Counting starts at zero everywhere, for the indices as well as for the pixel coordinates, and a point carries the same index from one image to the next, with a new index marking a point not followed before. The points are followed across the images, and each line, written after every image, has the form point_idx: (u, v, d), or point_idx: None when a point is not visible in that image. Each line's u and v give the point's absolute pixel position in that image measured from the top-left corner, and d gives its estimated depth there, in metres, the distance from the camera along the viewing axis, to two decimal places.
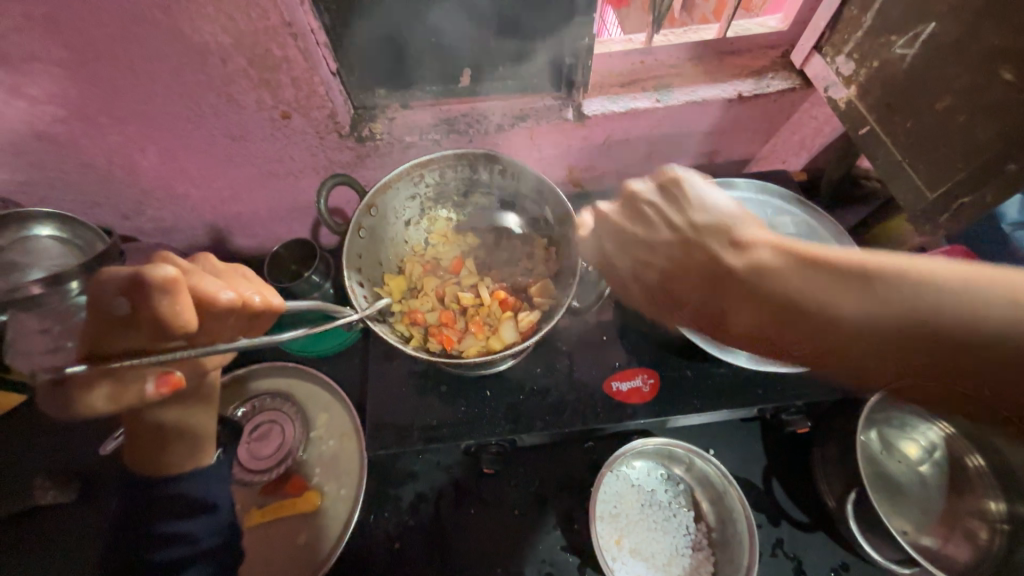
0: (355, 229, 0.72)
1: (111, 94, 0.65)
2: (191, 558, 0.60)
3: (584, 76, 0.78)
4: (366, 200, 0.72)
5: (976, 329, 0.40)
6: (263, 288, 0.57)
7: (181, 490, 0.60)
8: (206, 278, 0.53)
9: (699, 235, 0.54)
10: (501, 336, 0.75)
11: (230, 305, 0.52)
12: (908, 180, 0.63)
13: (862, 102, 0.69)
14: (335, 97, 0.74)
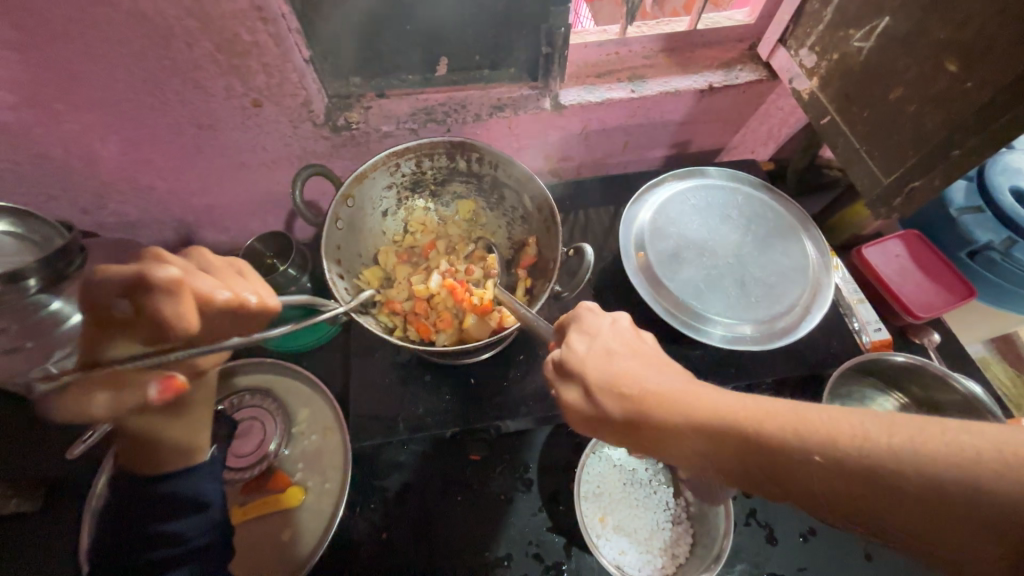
0: (333, 221, 0.71)
1: (68, 80, 0.62)
2: (181, 558, 0.57)
3: (560, 66, 0.79)
4: (343, 191, 0.70)
5: (943, 479, 0.31)
6: (261, 288, 0.58)
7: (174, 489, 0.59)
8: (203, 279, 0.55)
9: (615, 351, 0.49)
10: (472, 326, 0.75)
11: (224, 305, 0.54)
12: (866, 167, 0.67)
13: (824, 93, 0.73)
14: (308, 85, 0.72)
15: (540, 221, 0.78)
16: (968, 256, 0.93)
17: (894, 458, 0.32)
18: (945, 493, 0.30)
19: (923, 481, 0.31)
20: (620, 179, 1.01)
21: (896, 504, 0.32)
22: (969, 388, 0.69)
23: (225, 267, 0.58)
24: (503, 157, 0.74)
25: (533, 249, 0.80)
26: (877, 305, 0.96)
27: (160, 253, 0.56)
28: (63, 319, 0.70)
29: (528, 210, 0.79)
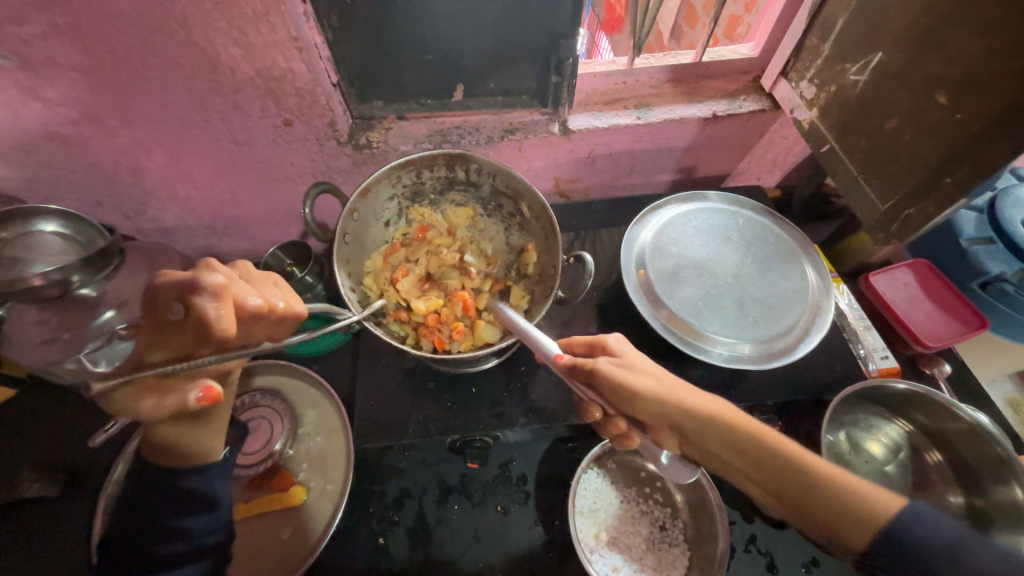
0: (341, 236, 0.76)
1: (124, 99, 0.69)
2: (188, 554, 0.60)
3: (569, 94, 0.84)
4: (349, 206, 0.75)
5: (838, 493, 0.41)
6: (289, 296, 0.60)
7: (187, 485, 0.60)
8: (242, 286, 0.55)
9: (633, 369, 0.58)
10: (482, 330, 0.78)
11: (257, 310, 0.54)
12: (863, 193, 0.69)
13: (823, 122, 0.75)
14: (335, 107, 0.78)
15: (538, 228, 0.82)
16: (980, 287, 0.92)
17: (817, 479, 0.42)
18: (840, 507, 0.41)
19: (834, 499, 0.41)
20: (626, 201, 1.04)
21: (804, 509, 0.43)
22: (975, 417, 0.70)
23: (263, 277, 0.60)
24: (501, 168, 0.79)
25: (532, 254, 0.84)
26: (885, 334, 0.95)
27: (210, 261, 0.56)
28: (98, 314, 0.75)
29: (525, 216, 0.84)
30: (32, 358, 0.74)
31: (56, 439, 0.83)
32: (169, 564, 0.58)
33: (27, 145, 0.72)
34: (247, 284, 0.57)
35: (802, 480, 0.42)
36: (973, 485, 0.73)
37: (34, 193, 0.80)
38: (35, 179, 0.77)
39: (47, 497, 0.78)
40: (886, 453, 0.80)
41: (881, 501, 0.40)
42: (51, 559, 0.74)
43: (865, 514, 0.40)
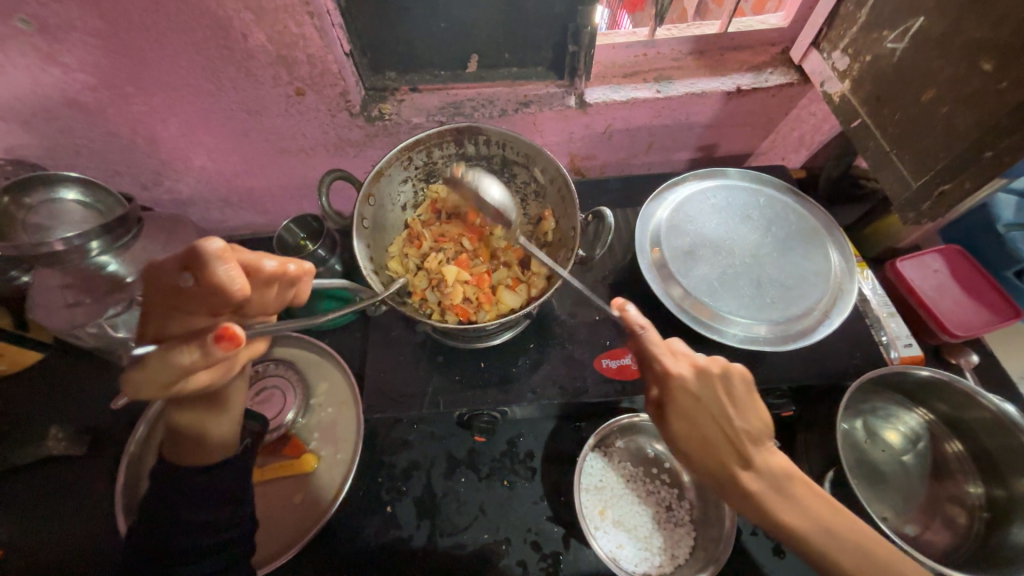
0: (359, 222, 0.75)
1: (139, 64, 0.69)
2: (215, 546, 0.62)
3: (587, 64, 0.81)
4: (364, 191, 0.75)
5: None
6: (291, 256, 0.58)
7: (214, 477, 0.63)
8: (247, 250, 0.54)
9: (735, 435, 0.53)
10: (504, 301, 0.78)
11: (274, 273, 0.54)
12: (894, 169, 0.65)
13: (855, 95, 0.71)
14: (347, 76, 0.77)
15: (554, 192, 0.80)
16: (1015, 275, 0.88)
17: None
18: None
19: None
20: (643, 180, 1.01)
21: None
22: (1000, 407, 0.68)
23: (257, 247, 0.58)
24: (509, 135, 0.77)
25: (550, 221, 0.82)
26: (911, 322, 0.91)
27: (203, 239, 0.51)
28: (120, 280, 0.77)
29: (541, 186, 0.82)
30: (55, 321, 0.77)
31: (81, 401, 0.86)
32: (194, 558, 0.60)
33: (47, 111, 0.73)
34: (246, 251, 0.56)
35: None
36: (995, 477, 0.71)
37: (57, 161, 0.81)
38: (57, 147, 0.78)
39: (74, 456, 0.81)
40: (903, 442, 0.78)
41: None
42: (80, 514, 0.77)
43: None
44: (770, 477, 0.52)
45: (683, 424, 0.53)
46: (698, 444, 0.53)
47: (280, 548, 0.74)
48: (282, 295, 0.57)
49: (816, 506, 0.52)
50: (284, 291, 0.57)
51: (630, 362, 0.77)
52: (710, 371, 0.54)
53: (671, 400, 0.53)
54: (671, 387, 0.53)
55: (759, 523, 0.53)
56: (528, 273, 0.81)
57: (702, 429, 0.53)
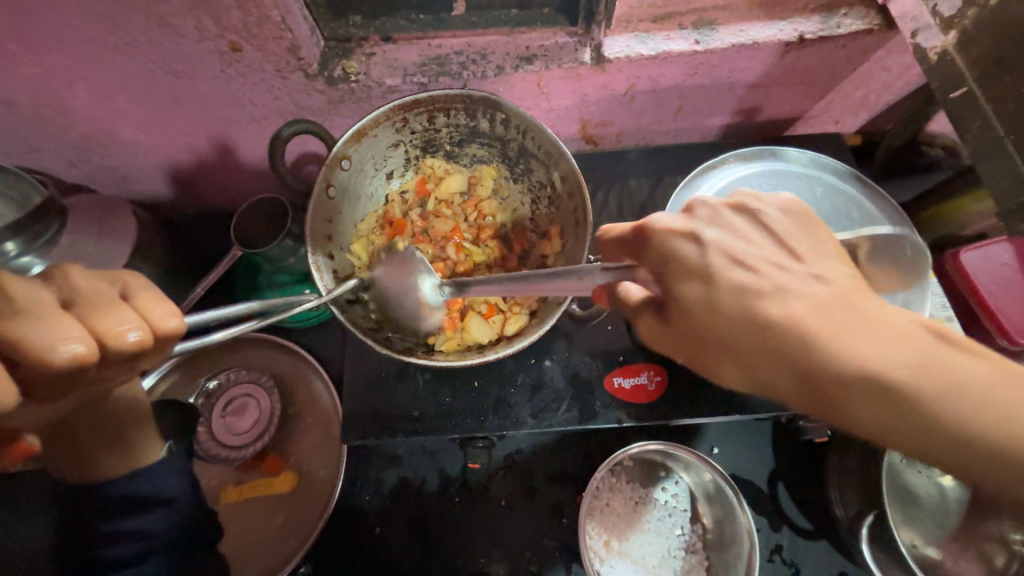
0: (322, 187, 0.62)
1: (13, 11, 0.52)
2: (152, 550, 0.52)
3: (608, 6, 0.62)
4: (337, 151, 0.60)
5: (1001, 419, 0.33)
6: (144, 309, 0.36)
7: (119, 490, 0.50)
8: (34, 322, 0.32)
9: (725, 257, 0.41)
10: (473, 333, 0.66)
11: (72, 368, 0.33)
12: (1006, 163, 0.50)
13: (964, 54, 0.54)
14: (296, 25, 0.59)
15: (569, 206, 0.65)
16: None
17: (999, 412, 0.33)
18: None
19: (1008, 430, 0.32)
20: (668, 152, 0.84)
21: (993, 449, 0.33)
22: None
23: (94, 291, 0.36)
24: (531, 123, 0.62)
25: (556, 240, 0.68)
26: (965, 325, 0.80)
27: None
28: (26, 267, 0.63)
29: (557, 192, 0.67)
30: None
31: None
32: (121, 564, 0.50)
33: None
34: (58, 308, 0.34)
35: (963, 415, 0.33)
36: None
37: None
38: None
39: None
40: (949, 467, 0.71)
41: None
42: None
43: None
44: (786, 296, 0.39)
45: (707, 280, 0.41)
46: (726, 301, 0.40)
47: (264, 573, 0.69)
48: (123, 364, 0.37)
49: (945, 359, 0.35)
50: (120, 366, 0.37)
51: (645, 382, 0.67)
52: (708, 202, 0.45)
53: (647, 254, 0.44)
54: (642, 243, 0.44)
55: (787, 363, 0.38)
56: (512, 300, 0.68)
57: (720, 280, 0.40)
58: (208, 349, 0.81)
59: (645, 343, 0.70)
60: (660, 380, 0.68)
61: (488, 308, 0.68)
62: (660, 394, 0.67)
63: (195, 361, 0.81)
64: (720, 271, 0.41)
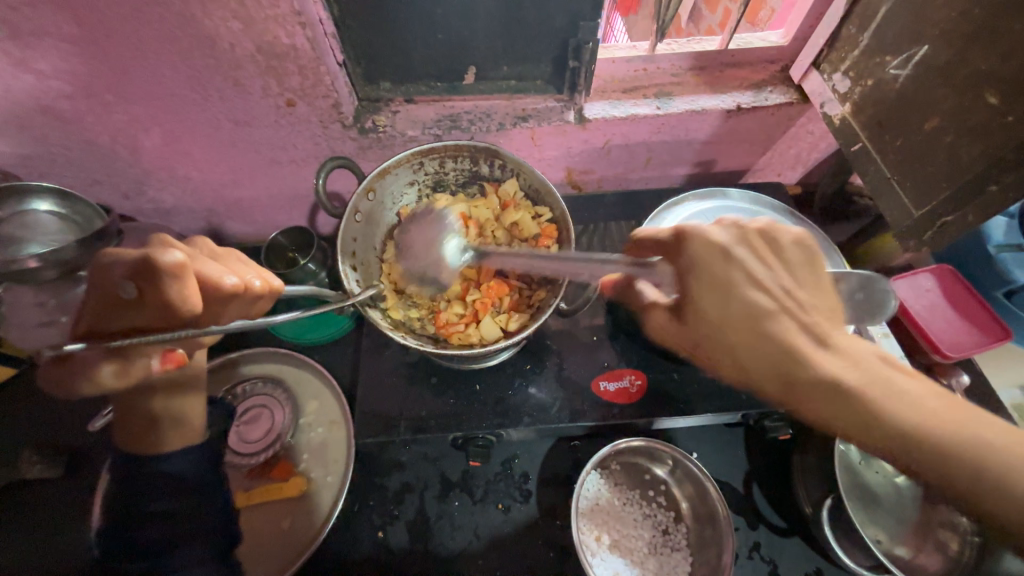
0: (352, 212, 0.73)
1: (120, 73, 0.66)
2: (181, 539, 0.60)
3: (587, 80, 0.79)
4: (366, 184, 0.73)
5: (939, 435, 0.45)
6: (261, 271, 0.56)
7: (161, 470, 0.61)
8: (209, 264, 0.52)
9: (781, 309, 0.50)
10: (482, 332, 0.75)
11: (233, 291, 0.52)
12: (896, 197, 0.65)
13: (856, 119, 0.71)
14: (340, 88, 0.74)
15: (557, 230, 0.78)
16: (1004, 296, 0.88)
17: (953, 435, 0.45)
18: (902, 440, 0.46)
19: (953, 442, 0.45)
20: (641, 195, 1.00)
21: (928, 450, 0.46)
22: None
23: (223, 253, 0.56)
24: (524, 165, 0.76)
25: (552, 251, 0.79)
26: (902, 341, 0.91)
27: (162, 237, 0.53)
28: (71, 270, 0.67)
29: (542, 225, 0.79)
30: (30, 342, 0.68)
31: (54, 416, 0.81)
32: (161, 548, 0.59)
33: (21, 119, 0.68)
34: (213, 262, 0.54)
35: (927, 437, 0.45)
36: None
37: (31, 171, 0.77)
38: (31, 156, 0.74)
39: (46, 479, 0.76)
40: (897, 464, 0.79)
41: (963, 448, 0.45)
42: (47, 534, 0.73)
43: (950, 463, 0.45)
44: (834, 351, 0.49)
45: (700, 296, 0.51)
46: (746, 324, 0.50)
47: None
48: (243, 307, 0.55)
49: (907, 392, 0.47)
50: (245, 306, 0.55)
51: (627, 385, 0.76)
52: (806, 243, 0.52)
53: (696, 274, 0.51)
54: (693, 256, 0.52)
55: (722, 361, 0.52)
56: (514, 306, 0.79)
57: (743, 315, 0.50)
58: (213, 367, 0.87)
59: (626, 353, 0.80)
60: (641, 383, 0.77)
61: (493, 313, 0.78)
62: (642, 395, 0.76)
63: (210, 375, 0.87)
64: (733, 292, 0.50)
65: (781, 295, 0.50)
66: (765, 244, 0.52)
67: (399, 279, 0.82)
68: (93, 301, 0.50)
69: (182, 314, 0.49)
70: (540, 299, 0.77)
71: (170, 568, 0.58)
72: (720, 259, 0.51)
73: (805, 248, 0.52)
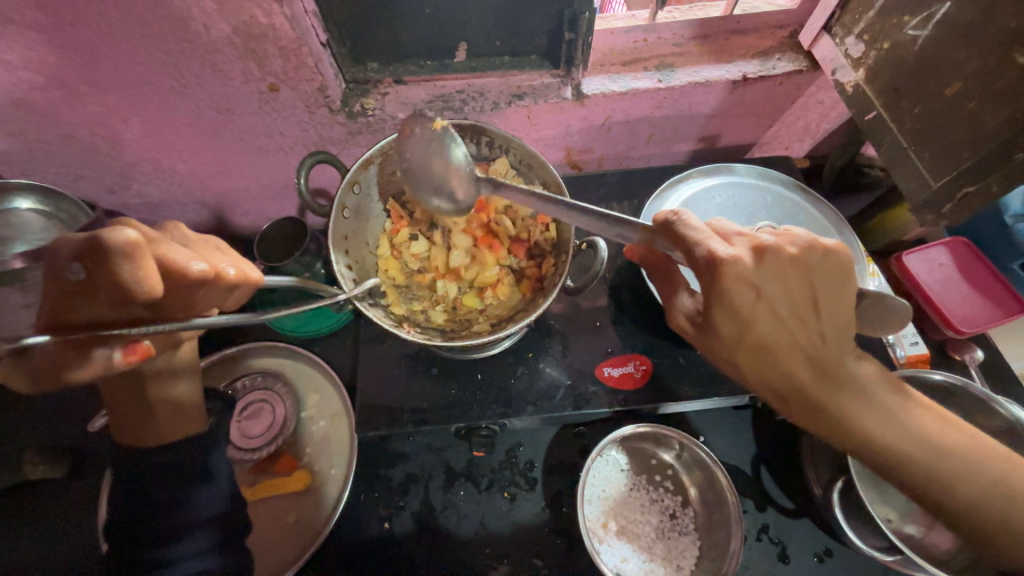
0: (340, 209, 0.70)
1: (93, 61, 0.63)
2: (196, 524, 0.60)
3: (584, 53, 0.75)
4: (350, 178, 0.70)
5: (910, 435, 0.48)
6: (238, 260, 0.53)
7: (170, 459, 0.61)
8: (173, 247, 0.48)
9: (815, 331, 0.47)
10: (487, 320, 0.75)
11: (202, 278, 0.48)
12: (913, 169, 0.62)
13: (870, 86, 0.67)
14: (325, 70, 0.71)
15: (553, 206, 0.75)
16: (1021, 269, 0.84)
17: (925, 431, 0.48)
18: (923, 453, 0.47)
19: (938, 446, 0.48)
20: (643, 173, 0.96)
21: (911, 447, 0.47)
22: (1013, 412, 0.64)
23: (199, 241, 0.53)
24: (513, 140, 0.73)
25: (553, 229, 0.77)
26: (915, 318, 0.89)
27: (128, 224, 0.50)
28: None
29: None
30: None
31: (59, 415, 0.81)
32: (175, 536, 0.59)
33: None
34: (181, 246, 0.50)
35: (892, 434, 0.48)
36: None
37: (10, 167, 0.74)
38: (8, 152, 0.71)
39: (50, 480, 0.76)
40: None
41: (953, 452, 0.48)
42: (53, 535, 0.73)
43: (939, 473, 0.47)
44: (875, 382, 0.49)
45: (769, 310, 0.46)
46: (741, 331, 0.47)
47: (274, 568, 0.72)
48: (215, 295, 0.51)
49: (883, 402, 0.48)
50: (218, 294, 0.51)
51: (632, 371, 0.75)
52: (845, 257, 0.46)
53: (724, 296, 0.46)
54: (727, 278, 0.45)
55: (757, 364, 0.49)
56: (519, 287, 0.77)
57: (744, 322, 0.47)
58: (213, 363, 0.86)
59: (631, 337, 0.78)
60: (646, 368, 0.75)
61: (497, 298, 0.77)
62: (647, 380, 0.74)
63: (211, 371, 0.86)
64: (759, 296, 0.46)
65: (824, 304, 0.47)
66: (812, 267, 0.46)
67: (398, 274, 0.80)
68: (49, 289, 0.45)
69: (137, 297, 0.44)
70: (544, 276, 0.75)
71: (188, 553, 0.58)
72: (780, 277, 0.46)
73: (841, 260, 0.46)
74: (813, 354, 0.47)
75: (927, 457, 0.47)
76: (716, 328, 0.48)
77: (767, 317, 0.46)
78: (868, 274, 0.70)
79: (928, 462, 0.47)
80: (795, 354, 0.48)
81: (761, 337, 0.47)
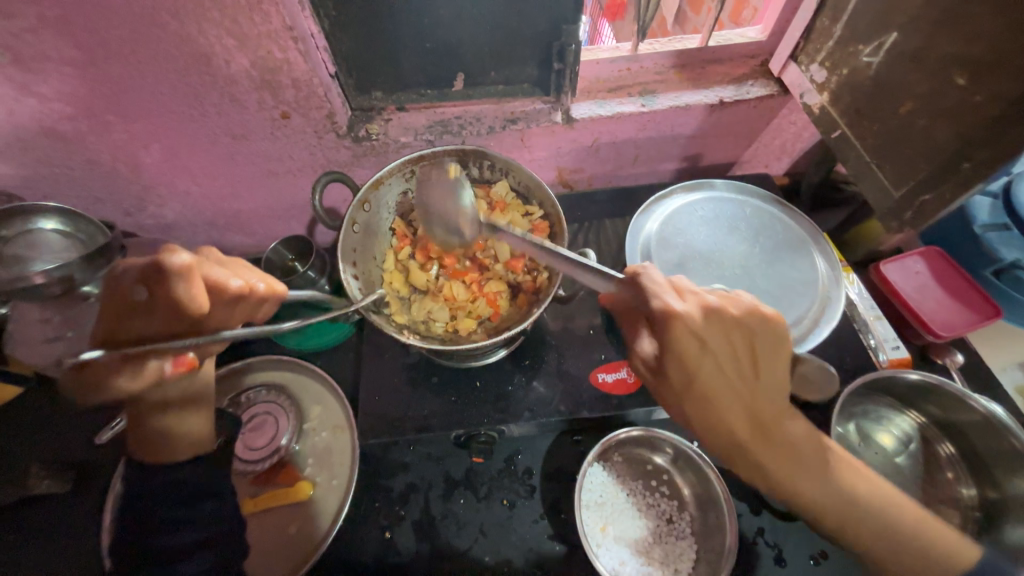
0: (350, 224, 0.75)
1: (119, 93, 0.68)
2: (198, 543, 0.61)
3: (572, 81, 0.82)
4: (360, 196, 0.75)
5: (833, 486, 0.53)
6: (269, 276, 0.57)
7: (176, 476, 0.62)
8: (217, 267, 0.53)
9: (754, 385, 0.53)
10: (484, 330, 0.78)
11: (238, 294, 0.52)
12: (877, 180, 0.67)
13: (834, 107, 0.73)
14: (333, 98, 0.77)
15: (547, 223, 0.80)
16: (993, 274, 0.89)
17: (849, 484, 0.53)
18: (846, 503, 0.53)
19: (858, 498, 0.53)
20: (632, 190, 1.02)
21: (835, 496, 0.53)
22: (989, 407, 0.68)
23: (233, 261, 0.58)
24: (513, 163, 0.78)
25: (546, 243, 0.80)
26: (896, 324, 0.92)
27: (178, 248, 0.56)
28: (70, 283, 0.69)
29: (533, 222, 0.81)
30: (38, 356, 0.71)
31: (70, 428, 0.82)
32: (177, 552, 0.60)
33: (23, 142, 0.71)
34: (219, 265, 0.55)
35: (819, 485, 0.53)
36: (987, 474, 0.70)
37: (35, 192, 0.79)
38: (34, 176, 0.76)
39: (55, 494, 0.77)
40: (896, 444, 0.76)
41: (872, 504, 0.53)
42: (60, 550, 0.74)
43: (856, 520, 0.53)
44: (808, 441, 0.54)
45: (712, 363, 0.52)
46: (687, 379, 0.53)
47: None
48: (247, 311, 0.55)
49: (813, 457, 0.53)
50: (250, 310, 0.55)
51: (625, 376, 0.78)
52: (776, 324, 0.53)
53: (674, 344, 0.52)
54: (676, 329, 0.51)
55: (699, 411, 0.54)
56: (515, 300, 0.81)
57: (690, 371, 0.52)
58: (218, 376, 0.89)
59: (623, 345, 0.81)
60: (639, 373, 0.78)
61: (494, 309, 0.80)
62: (640, 385, 0.77)
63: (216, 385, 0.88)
64: (704, 348, 0.52)
65: (755, 361, 0.53)
66: (748, 327, 0.53)
67: (403, 287, 0.84)
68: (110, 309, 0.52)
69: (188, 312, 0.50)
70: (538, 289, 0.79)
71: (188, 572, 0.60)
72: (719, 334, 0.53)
73: (774, 326, 0.53)
74: (750, 405, 0.53)
75: (848, 507, 0.53)
76: (668, 374, 0.54)
77: (708, 369, 0.52)
78: (843, 279, 0.73)
79: (850, 512, 0.53)
80: (734, 405, 0.53)
81: (704, 386, 0.53)
